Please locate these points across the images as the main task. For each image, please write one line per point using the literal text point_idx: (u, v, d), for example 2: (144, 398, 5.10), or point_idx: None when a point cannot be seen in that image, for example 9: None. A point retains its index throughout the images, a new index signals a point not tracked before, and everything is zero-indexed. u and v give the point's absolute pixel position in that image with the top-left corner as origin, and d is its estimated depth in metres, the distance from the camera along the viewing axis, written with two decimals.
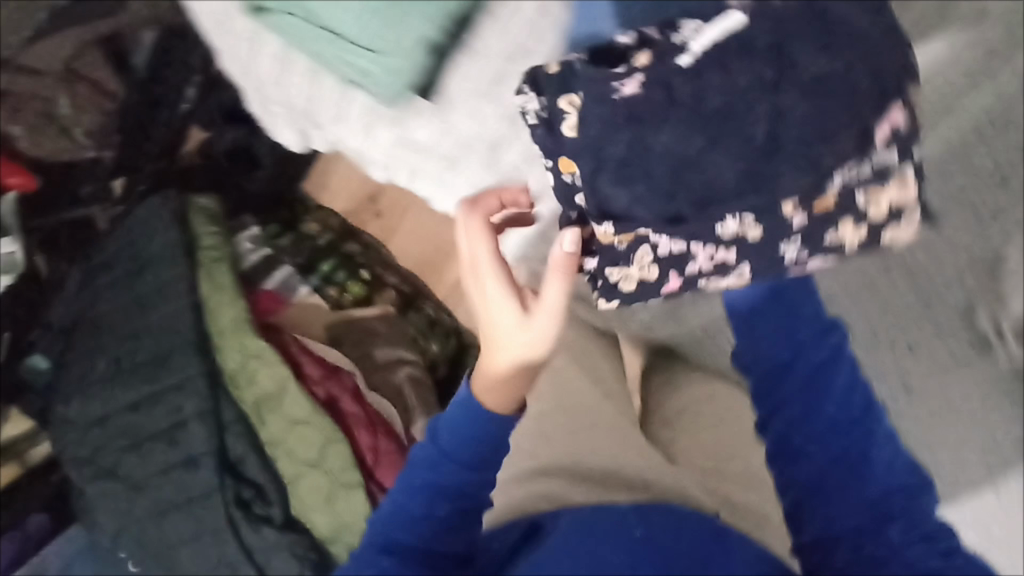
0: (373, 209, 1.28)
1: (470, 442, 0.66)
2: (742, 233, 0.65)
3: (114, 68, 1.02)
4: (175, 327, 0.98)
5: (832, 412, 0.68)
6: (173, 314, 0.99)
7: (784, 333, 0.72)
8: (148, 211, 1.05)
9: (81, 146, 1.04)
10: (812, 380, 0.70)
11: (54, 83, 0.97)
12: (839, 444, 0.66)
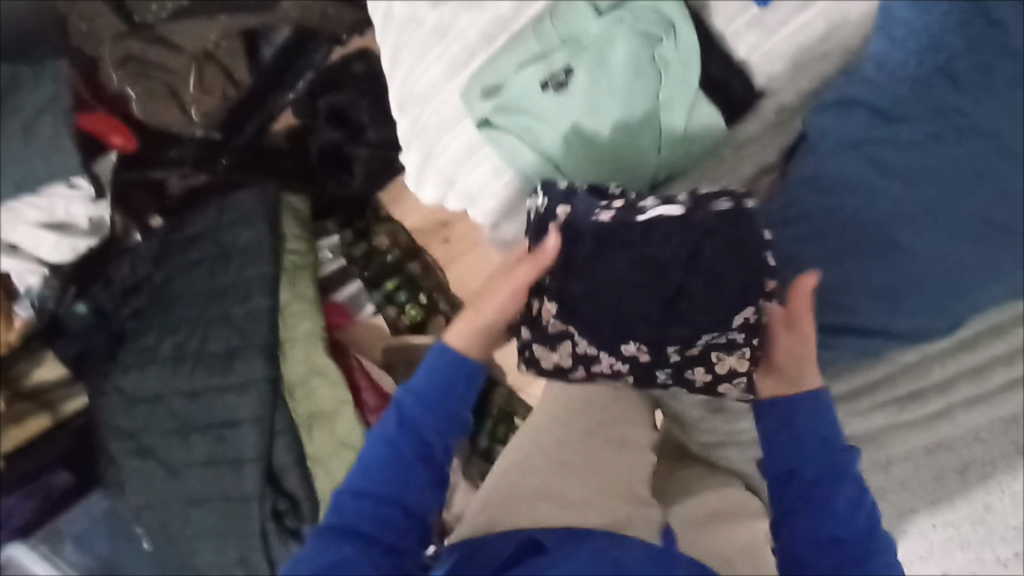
0: (444, 234, 1.26)
1: (419, 432, 0.59)
2: (634, 356, 0.62)
3: (247, 57, 1.01)
4: (248, 326, 0.98)
5: (845, 521, 0.54)
6: (249, 313, 0.99)
7: (792, 431, 0.59)
8: (243, 203, 1.04)
9: (193, 124, 1.02)
10: (828, 481, 0.56)
11: (187, 62, 0.97)
12: (846, 558, 0.53)
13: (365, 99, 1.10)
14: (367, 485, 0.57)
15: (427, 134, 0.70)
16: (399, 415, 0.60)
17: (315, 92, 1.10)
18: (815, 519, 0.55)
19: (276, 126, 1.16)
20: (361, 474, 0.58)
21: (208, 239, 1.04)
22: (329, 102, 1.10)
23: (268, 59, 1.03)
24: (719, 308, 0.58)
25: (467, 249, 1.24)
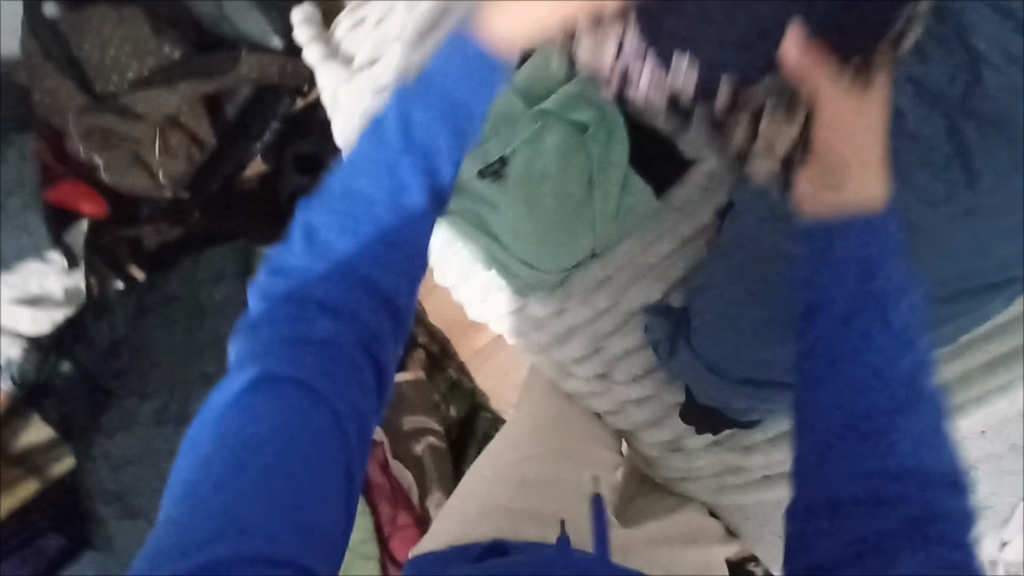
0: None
1: (361, 256, 0.52)
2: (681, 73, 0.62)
3: (209, 117, 1.02)
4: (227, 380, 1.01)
5: (887, 368, 0.46)
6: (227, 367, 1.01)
7: (830, 255, 0.50)
8: (216, 256, 1.07)
9: (160, 185, 1.04)
10: (867, 316, 0.47)
11: (150, 127, 0.99)
12: (875, 412, 0.45)
13: (332, 148, 1.09)
14: (284, 370, 0.48)
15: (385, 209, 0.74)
16: (331, 195, 0.54)
17: (283, 142, 1.08)
18: (902, 412, 0.45)
19: (246, 174, 1.09)
20: (267, 351, 0.48)
21: (183, 294, 1.07)
22: (298, 149, 1.08)
23: (230, 115, 1.04)
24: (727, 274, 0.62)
25: None
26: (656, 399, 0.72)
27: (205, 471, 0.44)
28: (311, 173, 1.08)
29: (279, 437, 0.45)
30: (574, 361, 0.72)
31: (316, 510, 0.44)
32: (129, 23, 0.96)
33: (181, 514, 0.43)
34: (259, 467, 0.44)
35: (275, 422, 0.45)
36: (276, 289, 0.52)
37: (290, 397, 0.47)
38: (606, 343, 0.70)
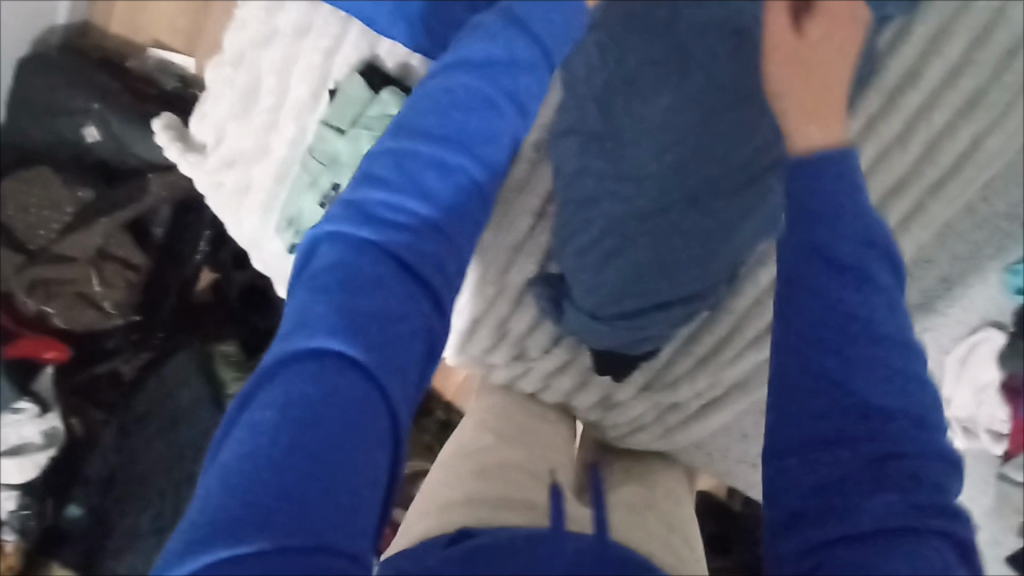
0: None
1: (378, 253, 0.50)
2: None
3: (136, 243, 1.11)
4: None
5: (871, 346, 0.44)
6: None
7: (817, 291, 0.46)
8: (179, 364, 1.13)
9: (110, 315, 1.10)
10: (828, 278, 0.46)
11: (84, 267, 1.07)
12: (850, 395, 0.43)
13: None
14: (355, 375, 0.45)
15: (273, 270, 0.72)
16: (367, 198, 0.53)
17: (216, 248, 1.16)
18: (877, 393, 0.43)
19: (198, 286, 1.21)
20: (330, 346, 0.46)
21: (156, 410, 1.13)
22: (231, 250, 1.17)
23: (159, 234, 1.14)
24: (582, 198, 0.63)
25: None
26: (572, 363, 0.76)
27: (266, 457, 0.41)
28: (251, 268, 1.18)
29: (342, 442, 0.43)
30: (486, 354, 0.76)
31: (358, 519, 0.41)
32: (41, 180, 1.07)
33: (234, 489, 0.40)
34: (311, 453, 0.41)
35: (345, 434, 0.43)
36: (332, 274, 0.49)
37: (352, 403, 0.44)
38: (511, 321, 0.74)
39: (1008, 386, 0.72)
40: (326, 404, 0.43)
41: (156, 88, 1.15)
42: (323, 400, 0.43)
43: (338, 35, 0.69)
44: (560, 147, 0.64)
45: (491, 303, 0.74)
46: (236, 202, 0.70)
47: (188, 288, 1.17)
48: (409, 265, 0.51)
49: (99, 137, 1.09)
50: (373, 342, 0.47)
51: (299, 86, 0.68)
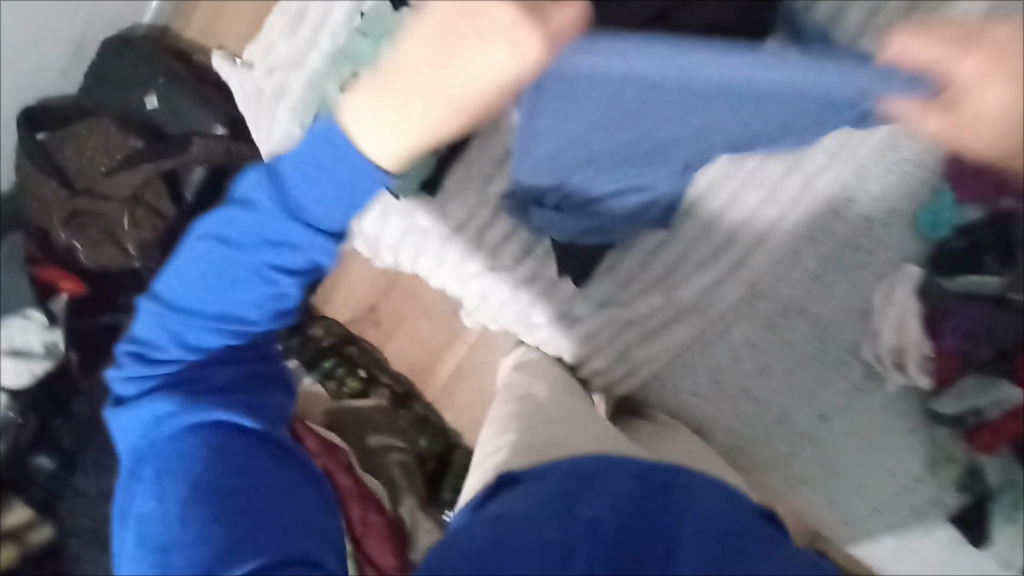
0: (373, 318, 1.45)
1: (196, 354, 0.61)
2: None
3: (168, 195, 1.24)
4: None
5: None
6: None
7: None
8: None
9: (130, 257, 1.23)
10: None
11: (120, 207, 1.20)
12: None
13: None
14: (208, 451, 0.60)
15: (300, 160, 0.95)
16: (169, 319, 0.59)
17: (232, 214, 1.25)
18: None
19: None
20: (187, 441, 0.60)
21: None
22: None
23: (189, 199, 1.25)
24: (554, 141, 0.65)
25: (397, 326, 1.43)
26: (536, 279, 0.85)
27: (184, 538, 0.57)
28: None
29: (251, 481, 0.60)
30: (461, 262, 0.86)
31: (304, 496, 0.63)
32: (103, 130, 1.22)
33: (209, 538, 0.56)
34: (233, 490, 0.59)
35: (227, 490, 0.59)
36: (150, 400, 0.61)
37: (220, 473, 0.59)
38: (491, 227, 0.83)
39: (929, 311, 0.77)
40: (196, 472, 0.59)
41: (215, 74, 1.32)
42: (194, 471, 0.59)
43: None
44: None
45: (473, 215, 0.84)
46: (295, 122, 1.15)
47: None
48: (233, 349, 0.62)
49: (157, 106, 1.25)
50: (221, 393, 0.63)
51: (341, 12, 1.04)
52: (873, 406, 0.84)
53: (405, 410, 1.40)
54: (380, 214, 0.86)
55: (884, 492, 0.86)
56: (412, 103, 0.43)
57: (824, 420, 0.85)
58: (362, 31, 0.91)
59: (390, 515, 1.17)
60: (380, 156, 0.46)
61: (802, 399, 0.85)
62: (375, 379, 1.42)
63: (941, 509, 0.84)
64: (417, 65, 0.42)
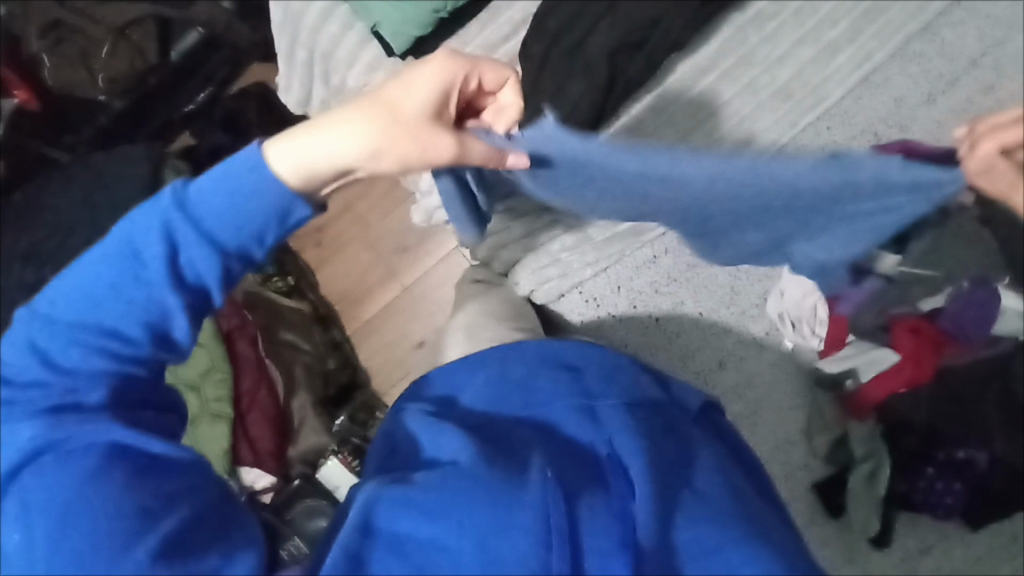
0: (318, 238, 1.38)
1: (92, 349, 0.48)
2: None
3: (156, 40, 1.23)
4: (78, 240, 1.11)
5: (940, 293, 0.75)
6: (80, 228, 1.11)
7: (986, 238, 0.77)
8: (120, 156, 1.16)
9: (98, 88, 1.21)
10: None
11: (104, 33, 1.19)
12: None
13: (253, 104, 1.33)
14: (90, 481, 0.46)
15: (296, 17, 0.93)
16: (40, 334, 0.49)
17: (213, 101, 1.34)
18: None
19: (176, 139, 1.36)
20: (65, 475, 0.45)
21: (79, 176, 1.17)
22: (225, 107, 1.33)
23: (174, 59, 1.25)
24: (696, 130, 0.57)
25: (338, 252, 1.37)
26: None
27: None
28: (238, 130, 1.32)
29: (137, 512, 0.45)
30: None
31: (219, 527, 0.49)
32: None
33: None
34: (118, 524, 0.44)
35: (131, 517, 0.45)
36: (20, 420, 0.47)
37: (115, 513, 0.45)
38: None
39: (829, 288, 0.83)
40: (81, 499, 0.45)
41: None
42: (84, 503, 0.45)
43: None
44: None
45: None
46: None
47: (170, 128, 1.34)
48: (140, 361, 0.50)
49: None
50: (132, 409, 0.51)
51: None
52: (769, 362, 0.92)
53: (323, 330, 1.28)
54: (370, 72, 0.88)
55: (778, 439, 0.91)
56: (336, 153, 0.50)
57: (720, 365, 0.92)
58: None
59: (284, 403, 1.21)
60: (284, 171, 0.49)
61: (709, 343, 0.92)
62: (302, 287, 1.31)
63: (807, 476, 0.90)
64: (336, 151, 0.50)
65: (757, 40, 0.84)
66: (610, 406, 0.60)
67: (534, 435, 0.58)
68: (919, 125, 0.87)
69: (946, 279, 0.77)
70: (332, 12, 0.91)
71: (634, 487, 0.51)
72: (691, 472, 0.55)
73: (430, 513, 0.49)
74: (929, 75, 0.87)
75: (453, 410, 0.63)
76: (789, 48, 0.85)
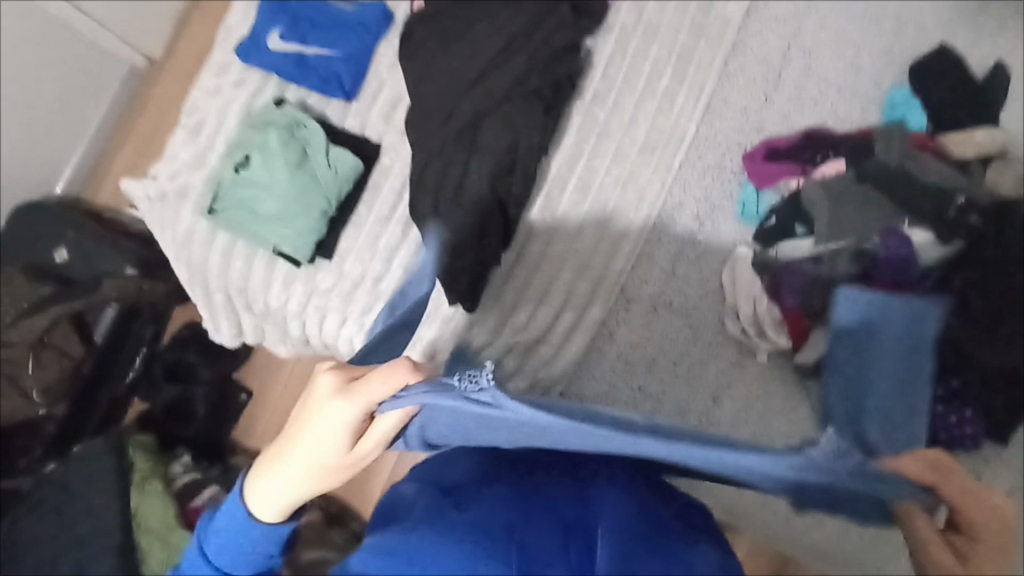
0: None
1: None
2: (393, 18, 0.97)
3: (80, 337, 1.26)
4: (83, 553, 1.06)
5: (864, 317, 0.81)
6: (85, 539, 1.07)
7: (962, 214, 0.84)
8: (87, 451, 1.13)
9: (35, 403, 1.22)
10: None
11: (24, 350, 1.20)
12: None
13: (190, 348, 1.34)
14: None
15: (195, 268, 0.95)
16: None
17: (149, 364, 1.34)
18: None
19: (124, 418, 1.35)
20: None
21: (51, 491, 1.12)
22: (163, 362, 1.34)
23: (101, 341, 1.28)
24: (540, 509, 0.49)
25: None
26: (432, 318, 0.90)
27: None
28: (180, 379, 1.33)
29: None
30: (363, 313, 0.90)
31: None
32: (8, 282, 1.23)
33: None
34: None
35: None
36: None
37: None
38: (392, 277, 0.90)
39: (768, 284, 0.89)
40: None
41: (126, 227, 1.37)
42: None
43: (241, 75, 0.97)
44: (420, 132, 0.88)
45: (368, 269, 0.91)
46: (160, 240, 0.96)
47: (117, 405, 1.33)
48: None
49: (67, 257, 1.30)
50: None
51: (229, 116, 0.96)
52: (759, 375, 0.90)
53: (342, 530, 1.23)
54: (288, 284, 0.93)
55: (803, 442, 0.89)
56: (285, 442, 0.56)
57: (716, 399, 0.90)
58: (250, 125, 0.92)
59: None
60: (269, 516, 0.57)
61: (691, 380, 0.90)
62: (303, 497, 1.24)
63: None
64: (281, 454, 0.56)
65: (604, 114, 0.94)
66: (606, 487, 0.52)
67: (514, 499, 0.51)
68: (771, 124, 0.97)
69: (858, 242, 0.85)
70: (231, 249, 0.94)
71: (597, 557, 0.45)
72: (687, 545, 0.48)
73: (402, 557, 0.46)
74: (756, 82, 0.97)
75: (447, 479, 0.57)
76: (634, 111, 0.95)
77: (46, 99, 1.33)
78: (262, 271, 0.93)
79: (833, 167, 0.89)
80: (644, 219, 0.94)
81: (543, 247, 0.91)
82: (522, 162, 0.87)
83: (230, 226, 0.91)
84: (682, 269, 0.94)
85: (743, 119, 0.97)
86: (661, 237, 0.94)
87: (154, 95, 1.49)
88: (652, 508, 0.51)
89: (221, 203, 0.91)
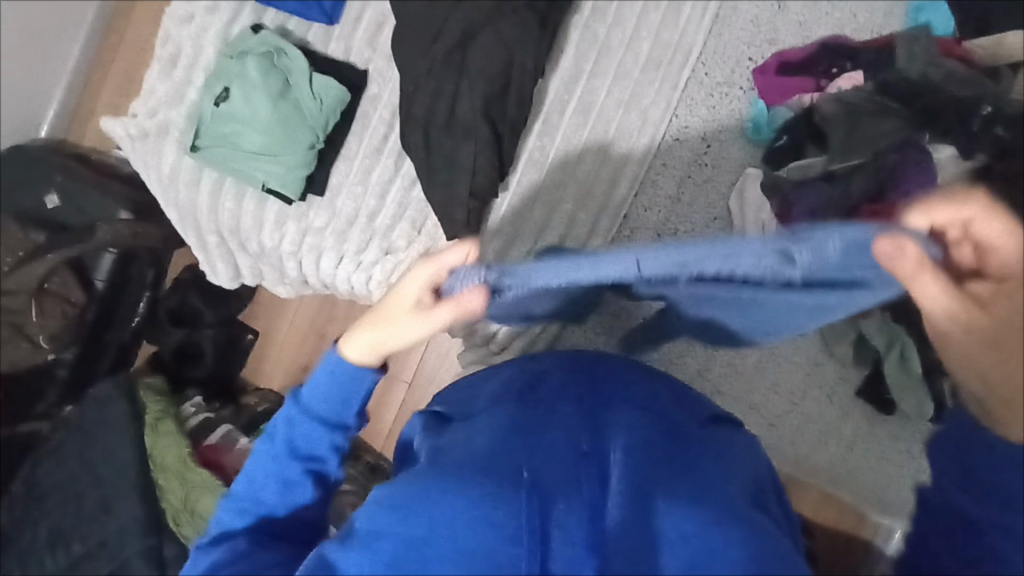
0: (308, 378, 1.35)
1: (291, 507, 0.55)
2: None
3: (80, 284, 1.26)
4: (105, 490, 1.09)
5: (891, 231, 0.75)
6: (105, 477, 1.10)
7: None
8: (100, 394, 1.15)
9: (43, 349, 1.23)
10: None
11: (25, 300, 1.20)
12: None
13: (192, 290, 1.32)
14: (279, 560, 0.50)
15: (185, 209, 0.92)
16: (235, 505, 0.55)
17: (154, 308, 1.34)
18: None
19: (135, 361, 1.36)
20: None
21: (68, 433, 1.14)
22: (166, 305, 1.33)
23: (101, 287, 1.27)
24: (549, 444, 0.49)
25: None
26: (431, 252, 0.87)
27: None
28: (185, 322, 1.32)
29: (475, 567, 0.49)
30: (359, 251, 0.87)
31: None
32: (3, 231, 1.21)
33: None
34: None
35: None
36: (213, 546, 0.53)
37: None
38: (386, 215, 0.87)
39: (778, 210, 0.83)
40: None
41: (114, 169, 1.33)
42: None
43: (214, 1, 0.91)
44: (407, 55, 0.82)
45: (363, 205, 0.88)
46: (148, 181, 0.92)
47: (127, 350, 1.33)
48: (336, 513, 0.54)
49: (59, 203, 1.26)
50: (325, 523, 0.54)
51: (205, 45, 0.90)
52: None
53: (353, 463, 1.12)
54: (279, 224, 0.90)
55: (806, 365, 0.91)
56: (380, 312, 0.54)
57: None
58: (228, 53, 0.87)
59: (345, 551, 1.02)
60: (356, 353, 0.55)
61: None
62: None
63: (848, 388, 0.89)
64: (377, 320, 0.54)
65: (604, 29, 0.87)
66: (617, 409, 0.53)
67: (521, 428, 0.51)
68: (783, 36, 0.90)
69: None
70: (219, 188, 0.90)
71: (609, 484, 0.46)
72: (695, 467, 0.49)
73: (416, 505, 0.46)
74: None
75: (459, 409, 0.58)
76: (637, 24, 0.88)
77: (18, 37, 1.26)
78: (252, 210, 0.90)
79: (850, 80, 0.84)
80: (645, 142, 0.89)
81: (544, 173, 0.86)
82: (516, 86, 0.81)
83: (214, 164, 0.88)
84: (686, 198, 0.91)
85: (752, 31, 0.91)
86: (665, 163, 0.91)
87: (129, 25, 1.41)
88: (659, 434, 0.52)
89: (203, 139, 0.87)
